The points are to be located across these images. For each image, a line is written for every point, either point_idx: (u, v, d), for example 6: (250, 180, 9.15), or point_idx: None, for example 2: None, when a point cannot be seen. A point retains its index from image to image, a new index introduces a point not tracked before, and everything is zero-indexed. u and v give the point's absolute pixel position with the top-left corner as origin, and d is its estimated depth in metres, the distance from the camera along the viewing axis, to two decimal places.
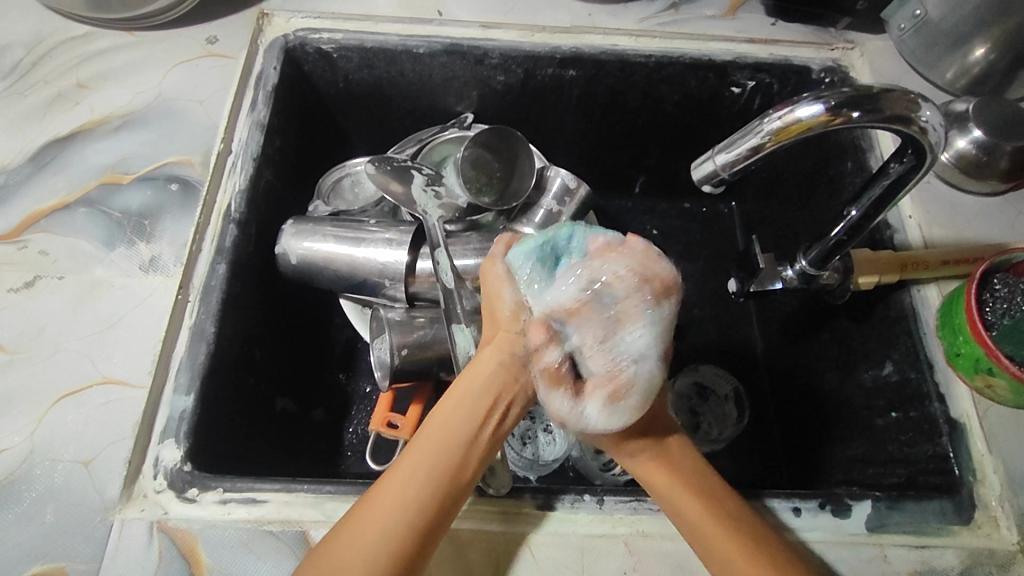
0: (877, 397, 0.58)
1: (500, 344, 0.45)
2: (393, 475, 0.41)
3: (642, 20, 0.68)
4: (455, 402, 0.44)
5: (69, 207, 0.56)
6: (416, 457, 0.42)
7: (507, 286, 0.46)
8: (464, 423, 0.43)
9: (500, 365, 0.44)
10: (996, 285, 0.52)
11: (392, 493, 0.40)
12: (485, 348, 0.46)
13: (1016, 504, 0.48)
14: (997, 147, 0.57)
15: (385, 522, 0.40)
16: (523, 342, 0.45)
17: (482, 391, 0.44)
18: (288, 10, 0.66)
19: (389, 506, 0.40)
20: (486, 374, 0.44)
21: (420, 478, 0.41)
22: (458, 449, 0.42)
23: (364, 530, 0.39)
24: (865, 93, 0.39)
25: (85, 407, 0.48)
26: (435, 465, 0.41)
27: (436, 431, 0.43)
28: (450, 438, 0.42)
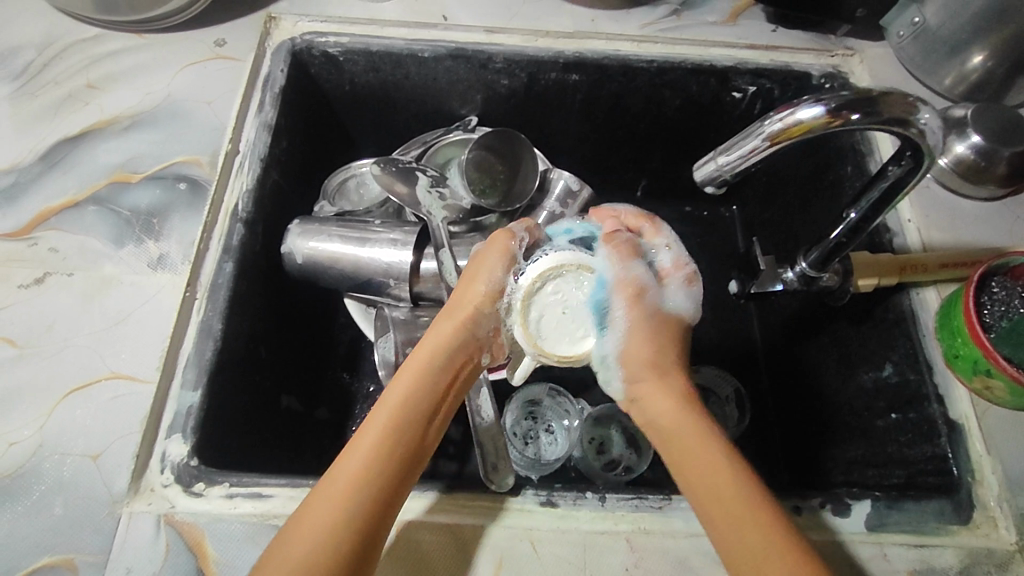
0: (877, 399, 0.58)
1: (465, 319, 0.48)
2: (359, 443, 0.42)
3: (644, 26, 0.69)
4: (419, 374, 0.46)
5: (78, 205, 0.57)
6: (381, 426, 0.43)
7: (493, 269, 0.49)
8: (429, 394, 0.45)
9: (461, 342, 0.47)
10: (995, 288, 0.53)
11: (360, 461, 0.41)
12: (448, 324, 0.48)
13: (1014, 504, 0.49)
14: (995, 152, 0.58)
15: (347, 487, 0.40)
16: (488, 322, 0.49)
17: (444, 368, 0.46)
18: (295, 14, 0.67)
19: (357, 473, 0.41)
20: (448, 350, 0.47)
21: (388, 443, 0.42)
22: (423, 418, 0.44)
23: (331, 498, 0.40)
24: (865, 96, 0.40)
25: (93, 402, 0.49)
26: (402, 432, 0.43)
27: (401, 400, 0.44)
28: (417, 407, 0.44)
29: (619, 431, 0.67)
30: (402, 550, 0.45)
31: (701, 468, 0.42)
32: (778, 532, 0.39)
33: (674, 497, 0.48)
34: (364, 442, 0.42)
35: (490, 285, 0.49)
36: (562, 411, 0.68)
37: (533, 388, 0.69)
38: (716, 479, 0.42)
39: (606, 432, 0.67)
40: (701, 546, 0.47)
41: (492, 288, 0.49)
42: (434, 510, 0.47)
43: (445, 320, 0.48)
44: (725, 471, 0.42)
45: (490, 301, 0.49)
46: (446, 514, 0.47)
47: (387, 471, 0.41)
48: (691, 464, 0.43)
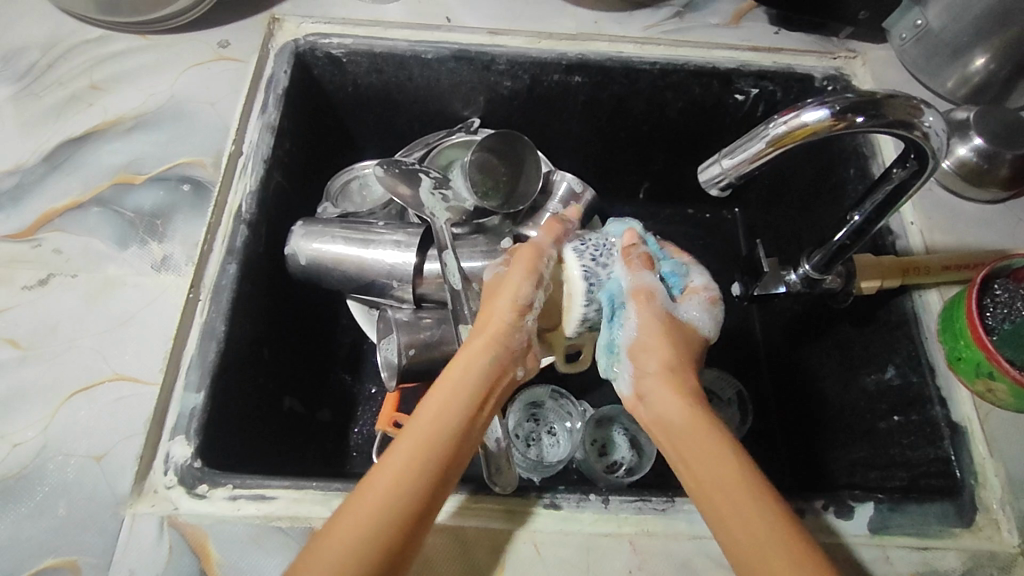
0: (879, 401, 0.58)
1: (496, 335, 0.48)
2: (394, 450, 0.42)
3: (648, 28, 0.69)
4: (453, 385, 0.46)
5: (82, 206, 0.57)
6: (417, 432, 0.43)
7: (519, 282, 0.50)
8: (466, 403, 0.45)
9: (495, 357, 0.47)
10: (997, 291, 0.53)
11: (396, 466, 0.41)
12: (481, 336, 0.48)
13: (1016, 507, 0.49)
14: (998, 154, 0.58)
15: (384, 496, 0.39)
16: (518, 335, 0.49)
17: (476, 382, 0.46)
18: (299, 16, 0.67)
19: (394, 477, 0.40)
20: (482, 360, 0.47)
21: (424, 451, 0.42)
22: (460, 426, 0.44)
23: (369, 506, 0.39)
24: (869, 98, 0.40)
25: (97, 404, 0.49)
26: (437, 441, 0.42)
27: (436, 408, 0.44)
28: (449, 422, 0.44)
29: (621, 433, 0.67)
30: None
31: (712, 463, 0.41)
32: (793, 537, 0.38)
33: (677, 500, 0.49)
34: (401, 446, 0.42)
35: (519, 298, 0.50)
36: (564, 413, 0.69)
37: (534, 390, 0.69)
38: (725, 477, 0.40)
39: (607, 434, 0.68)
40: (704, 548, 0.47)
41: (520, 302, 0.50)
42: (438, 512, 0.47)
43: (479, 333, 0.49)
44: (734, 469, 0.41)
45: (518, 318, 0.49)
46: (449, 516, 0.47)
47: (423, 477, 0.41)
48: (697, 456, 0.42)
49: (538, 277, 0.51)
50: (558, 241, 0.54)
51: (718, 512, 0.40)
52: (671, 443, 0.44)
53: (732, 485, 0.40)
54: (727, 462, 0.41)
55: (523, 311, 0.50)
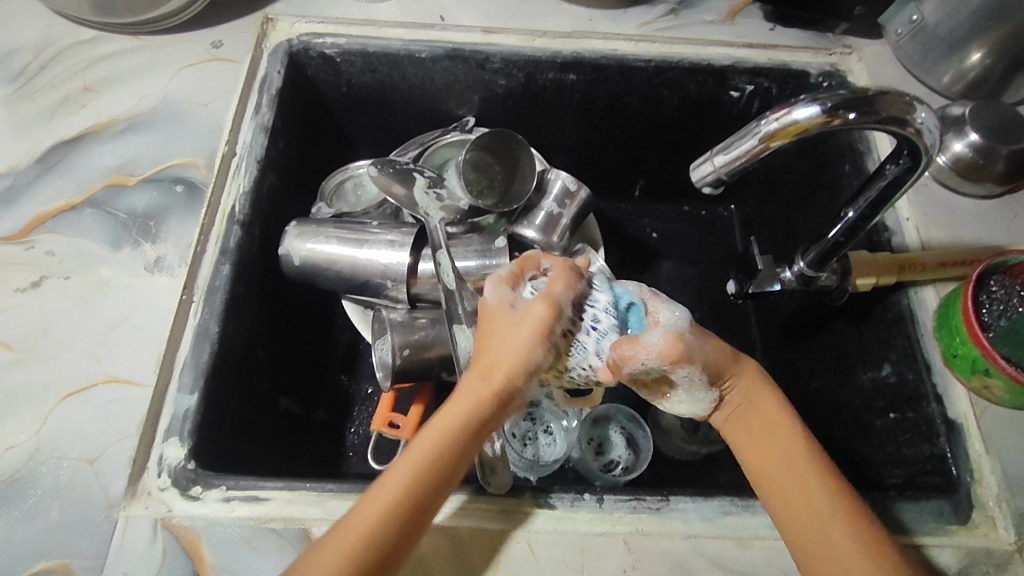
0: (876, 399, 0.58)
1: (498, 386, 0.45)
2: (366, 506, 0.40)
3: (642, 25, 0.68)
4: (438, 435, 0.43)
5: (75, 208, 0.57)
6: (394, 492, 0.41)
7: (528, 346, 0.44)
8: (445, 460, 0.42)
9: (490, 409, 0.44)
10: (993, 287, 0.53)
11: (368, 528, 0.40)
12: (473, 386, 0.45)
13: (1013, 504, 0.49)
14: (993, 150, 0.57)
15: (352, 550, 0.39)
16: (514, 395, 0.45)
17: (467, 434, 0.44)
18: (292, 15, 0.67)
19: (355, 546, 0.39)
20: (473, 418, 0.44)
21: (397, 512, 0.40)
22: (436, 485, 0.42)
23: (338, 555, 0.39)
24: (861, 95, 0.40)
25: (90, 406, 0.48)
26: (411, 501, 0.41)
27: (413, 462, 0.42)
28: (430, 482, 0.42)
29: (618, 432, 0.68)
30: None
31: (810, 488, 0.44)
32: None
33: (671, 499, 0.48)
34: (380, 498, 0.40)
35: (526, 363, 0.45)
36: (561, 412, 0.68)
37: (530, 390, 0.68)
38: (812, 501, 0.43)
39: (604, 433, 0.68)
40: (699, 547, 0.47)
41: (529, 364, 0.45)
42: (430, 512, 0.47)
43: (473, 376, 0.45)
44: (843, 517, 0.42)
45: (523, 377, 0.45)
46: (442, 516, 0.46)
47: (390, 538, 0.40)
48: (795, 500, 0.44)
49: (556, 337, 0.46)
50: (576, 301, 0.47)
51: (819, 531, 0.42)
52: (752, 453, 0.47)
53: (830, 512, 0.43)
54: (810, 477, 0.44)
55: (527, 375, 0.45)
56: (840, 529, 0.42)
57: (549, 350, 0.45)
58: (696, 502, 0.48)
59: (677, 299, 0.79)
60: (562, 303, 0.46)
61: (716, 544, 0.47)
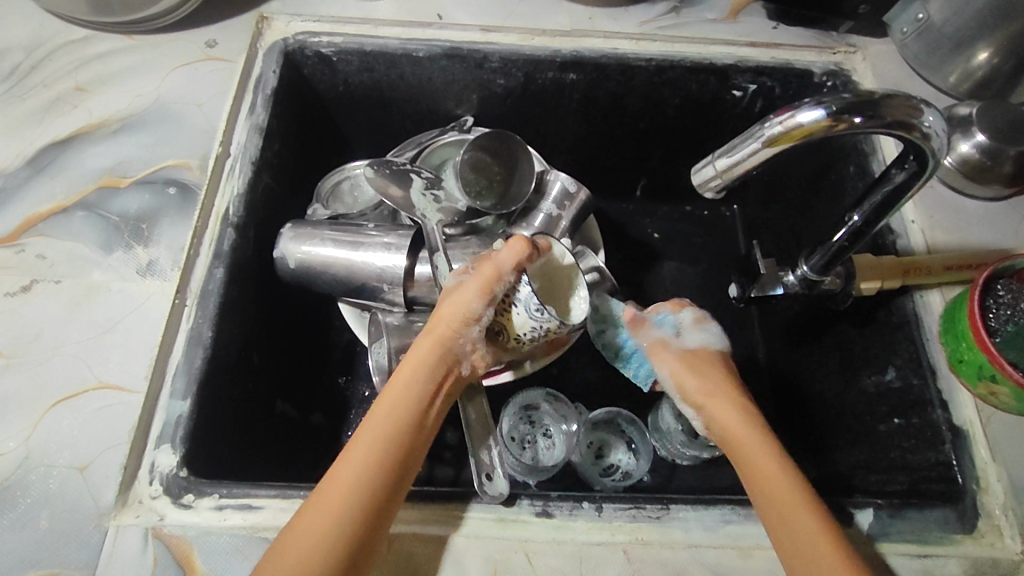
0: (879, 404, 0.57)
1: (442, 339, 0.49)
2: (346, 458, 0.44)
3: (643, 24, 0.67)
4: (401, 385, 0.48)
5: (66, 210, 0.56)
6: (365, 442, 0.44)
7: (470, 301, 0.49)
8: (411, 402, 0.47)
9: (441, 357, 0.49)
10: (1000, 291, 0.52)
11: (347, 476, 0.42)
12: (424, 343, 0.49)
13: (1019, 512, 0.48)
14: (1000, 151, 0.56)
15: (336, 500, 0.41)
16: (462, 343, 0.50)
17: (425, 382, 0.48)
18: (288, 14, 0.66)
19: (339, 494, 0.42)
20: (426, 368, 0.48)
21: (374, 453, 0.44)
22: (403, 430, 0.46)
23: (324, 506, 0.41)
24: (867, 98, 0.39)
25: (81, 413, 0.48)
26: (387, 441, 0.45)
27: (384, 410, 0.46)
28: (397, 425, 0.46)
29: (618, 436, 0.67)
30: (394, 562, 0.44)
31: (769, 477, 0.45)
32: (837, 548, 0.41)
33: (672, 507, 0.48)
34: (356, 449, 0.44)
35: (465, 314, 0.49)
36: (560, 416, 0.67)
37: (529, 393, 0.68)
38: (786, 487, 0.44)
39: (605, 437, 0.68)
40: (700, 557, 0.46)
41: (468, 313, 0.49)
42: (426, 520, 0.46)
43: (422, 336, 0.50)
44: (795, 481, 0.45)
45: (462, 327, 0.49)
46: (438, 524, 0.46)
47: (373, 480, 0.43)
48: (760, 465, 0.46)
49: (496, 296, 0.49)
50: (519, 266, 0.49)
51: (786, 515, 0.43)
52: (732, 444, 0.48)
53: (791, 499, 0.44)
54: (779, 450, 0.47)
55: (471, 326, 0.49)
56: (804, 509, 0.43)
57: (490, 304, 0.49)
58: (696, 510, 0.47)
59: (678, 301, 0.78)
60: (503, 275, 0.49)
61: (716, 553, 0.46)
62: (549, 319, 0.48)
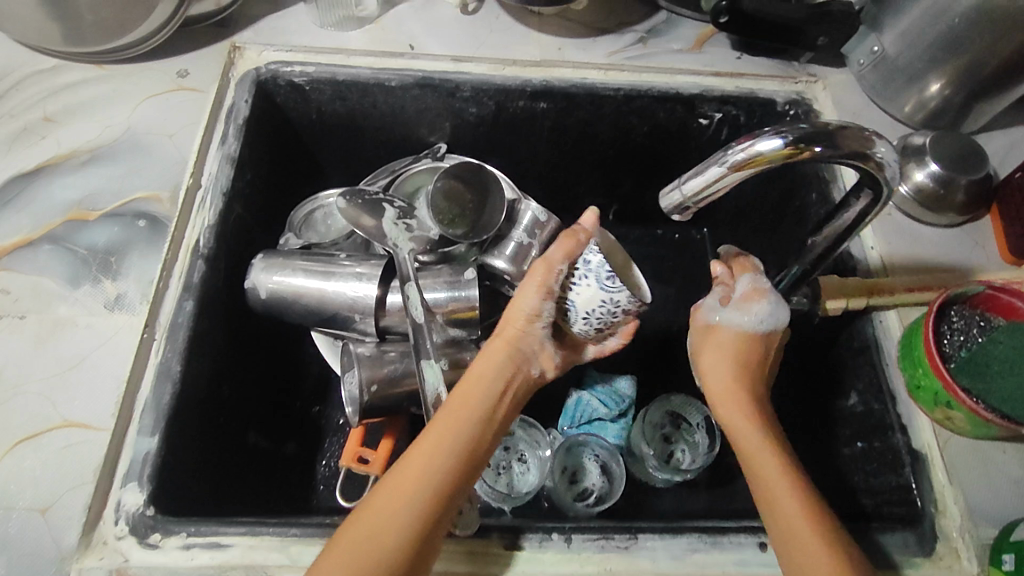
0: (844, 427, 0.59)
1: (509, 338, 0.51)
2: (415, 453, 0.44)
3: (611, 54, 0.69)
4: (471, 385, 0.48)
5: (32, 244, 0.56)
6: (443, 427, 0.45)
7: (528, 297, 0.51)
8: (482, 404, 0.47)
9: (512, 355, 0.50)
10: (954, 318, 0.54)
11: (424, 457, 0.44)
12: (495, 342, 0.51)
13: (975, 535, 0.49)
14: (953, 181, 0.59)
15: (410, 481, 0.43)
16: (532, 342, 0.51)
17: (495, 377, 0.49)
18: (260, 44, 0.66)
19: (413, 477, 0.43)
20: (497, 363, 0.50)
21: (443, 451, 0.44)
22: (476, 423, 0.46)
23: (400, 484, 0.42)
24: (822, 129, 0.41)
25: (45, 453, 0.47)
26: (462, 430, 0.45)
27: (462, 396, 0.48)
28: (471, 417, 0.46)
29: (591, 461, 0.68)
30: None
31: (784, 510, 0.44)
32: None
33: (640, 536, 0.48)
34: (433, 435, 0.45)
35: (528, 311, 0.51)
36: (534, 442, 0.68)
37: None
38: (778, 475, 0.45)
39: (578, 462, 0.68)
40: None
41: (530, 312, 0.51)
42: None
43: (492, 341, 0.51)
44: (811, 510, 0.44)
45: (526, 326, 0.51)
46: None
47: (445, 467, 0.44)
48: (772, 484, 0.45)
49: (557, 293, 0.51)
50: (570, 256, 0.50)
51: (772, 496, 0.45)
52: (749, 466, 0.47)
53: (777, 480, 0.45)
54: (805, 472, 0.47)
55: (536, 322, 0.51)
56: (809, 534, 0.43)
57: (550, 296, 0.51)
58: (664, 539, 0.48)
59: (651, 323, 0.79)
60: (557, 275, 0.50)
61: None
62: (620, 289, 0.50)
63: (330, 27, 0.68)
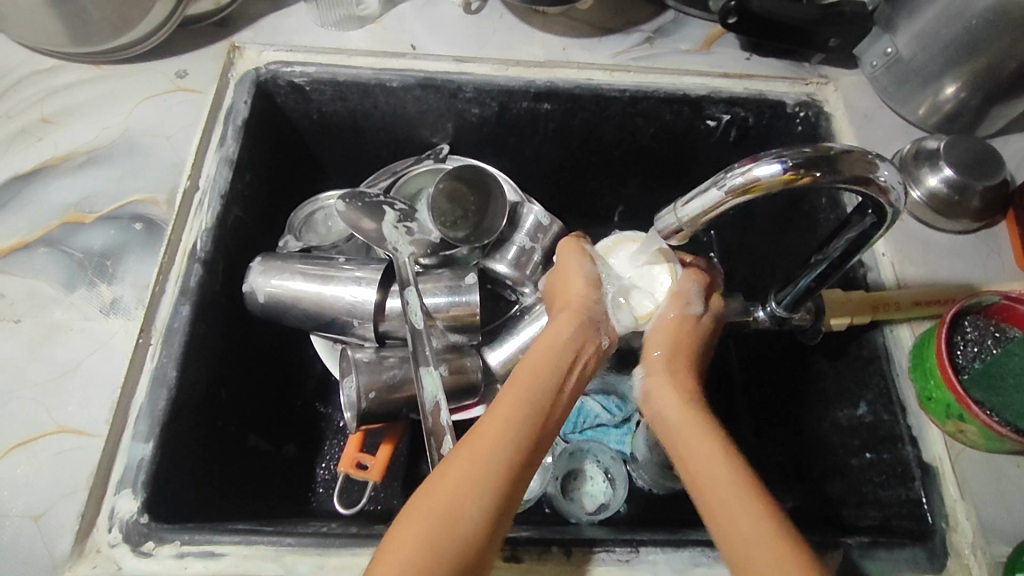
0: (851, 437, 0.58)
1: (575, 306, 0.50)
2: (486, 425, 0.41)
3: (616, 55, 0.67)
4: (539, 355, 0.46)
5: (29, 247, 0.55)
6: (527, 384, 0.44)
7: (580, 266, 0.53)
8: (557, 368, 0.45)
9: (582, 322, 0.48)
10: (968, 328, 0.52)
11: (511, 409, 0.42)
12: (563, 313, 0.50)
13: (987, 551, 0.48)
14: (967, 186, 0.57)
15: (498, 433, 0.41)
16: (594, 312, 0.50)
17: (568, 342, 0.47)
18: (260, 44, 0.65)
19: (501, 426, 0.41)
20: (569, 330, 0.48)
21: (516, 421, 0.41)
22: (551, 383, 0.44)
23: (490, 432, 0.41)
24: (824, 153, 0.39)
25: (38, 459, 0.47)
26: (543, 387, 0.44)
27: (538, 354, 0.46)
28: (548, 376, 0.45)
29: (594, 467, 0.66)
30: None
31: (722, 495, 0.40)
32: None
33: (641, 550, 0.47)
34: (515, 388, 0.43)
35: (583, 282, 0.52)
36: None
37: None
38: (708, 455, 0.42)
39: (581, 467, 0.67)
40: None
41: (587, 281, 0.52)
42: None
43: (560, 310, 0.50)
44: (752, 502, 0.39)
45: (586, 297, 0.51)
46: None
47: (527, 418, 0.42)
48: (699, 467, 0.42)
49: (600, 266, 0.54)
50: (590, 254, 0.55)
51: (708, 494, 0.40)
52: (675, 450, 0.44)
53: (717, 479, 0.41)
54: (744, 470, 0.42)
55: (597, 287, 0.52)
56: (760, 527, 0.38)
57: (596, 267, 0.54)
58: (666, 553, 0.47)
59: None
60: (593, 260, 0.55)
61: None
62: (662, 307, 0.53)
63: (331, 26, 0.67)
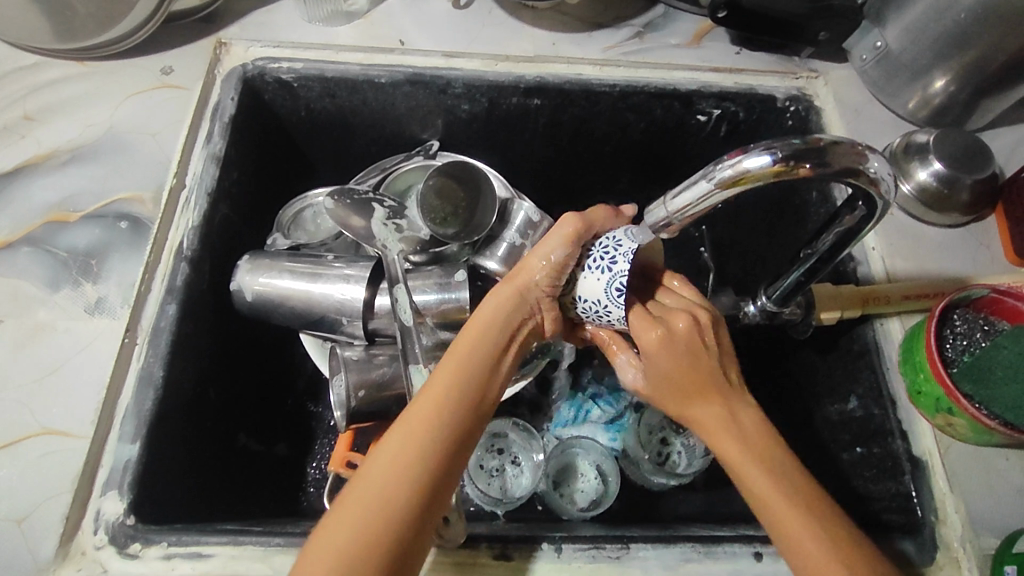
0: (843, 431, 0.58)
1: (521, 287, 0.47)
2: (406, 422, 0.40)
3: (606, 50, 0.67)
4: (468, 344, 0.45)
5: (12, 247, 0.55)
6: (451, 376, 0.43)
7: (554, 246, 0.47)
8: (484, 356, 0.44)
9: (520, 307, 0.47)
10: (957, 321, 0.52)
11: (433, 404, 0.41)
12: (506, 290, 0.47)
13: (977, 544, 0.48)
14: (957, 179, 0.57)
15: (421, 429, 0.40)
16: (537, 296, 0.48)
17: (501, 328, 0.46)
18: (246, 40, 0.64)
19: (424, 424, 0.40)
20: (504, 314, 0.46)
21: (433, 427, 0.40)
22: (480, 374, 0.44)
23: (412, 432, 0.40)
24: (813, 144, 0.39)
25: (21, 461, 0.46)
26: (468, 380, 0.43)
27: (468, 341, 0.45)
28: (475, 365, 0.44)
29: (587, 462, 0.66)
30: None
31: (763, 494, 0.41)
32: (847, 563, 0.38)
33: (631, 546, 0.47)
34: (441, 379, 0.43)
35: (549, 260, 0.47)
36: (529, 444, 0.66)
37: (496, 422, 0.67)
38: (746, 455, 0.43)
39: (573, 462, 0.66)
40: None
41: (549, 262, 0.47)
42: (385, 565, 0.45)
43: (502, 286, 0.48)
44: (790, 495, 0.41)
45: (543, 279, 0.47)
46: None
47: (452, 413, 0.41)
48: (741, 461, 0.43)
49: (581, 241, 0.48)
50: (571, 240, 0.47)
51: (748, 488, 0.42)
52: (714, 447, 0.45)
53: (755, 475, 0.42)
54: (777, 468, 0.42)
55: (558, 278, 0.48)
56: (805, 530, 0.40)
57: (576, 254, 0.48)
58: (657, 549, 0.47)
59: None
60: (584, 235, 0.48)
61: None
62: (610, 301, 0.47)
63: (318, 22, 0.66)
